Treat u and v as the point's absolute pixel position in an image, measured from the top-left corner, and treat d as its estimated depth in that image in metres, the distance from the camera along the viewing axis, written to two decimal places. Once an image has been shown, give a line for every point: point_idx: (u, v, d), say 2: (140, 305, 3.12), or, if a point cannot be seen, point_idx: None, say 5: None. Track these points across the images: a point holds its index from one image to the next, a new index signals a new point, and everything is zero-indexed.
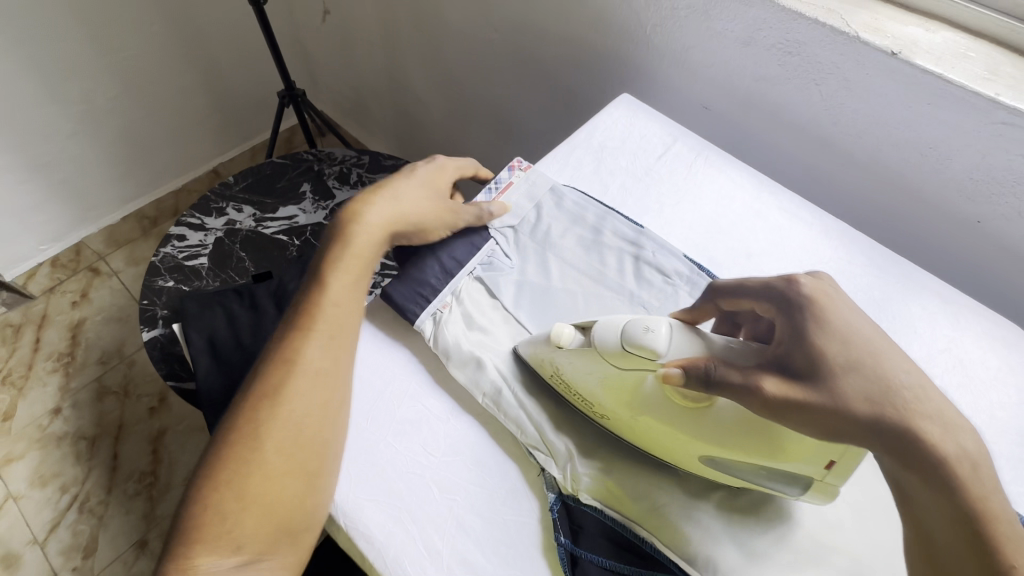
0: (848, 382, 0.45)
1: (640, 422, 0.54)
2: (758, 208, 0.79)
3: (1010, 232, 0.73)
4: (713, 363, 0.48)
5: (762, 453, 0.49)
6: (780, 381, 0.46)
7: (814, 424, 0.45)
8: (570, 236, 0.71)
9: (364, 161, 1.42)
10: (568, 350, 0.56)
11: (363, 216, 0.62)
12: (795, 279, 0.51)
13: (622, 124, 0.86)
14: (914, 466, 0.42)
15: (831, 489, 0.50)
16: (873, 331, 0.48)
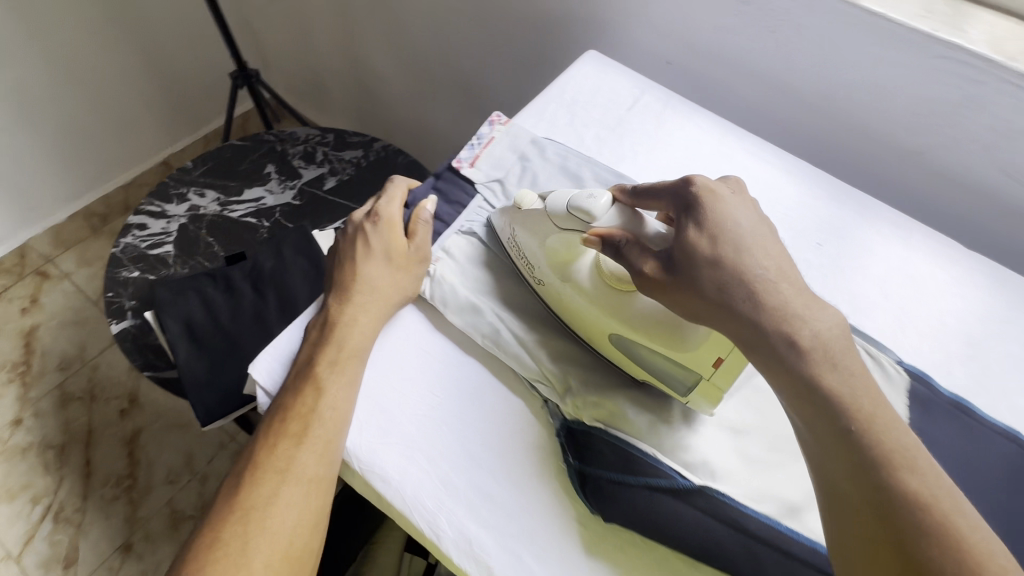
0: (706, 274, 0.50)
1: (564, 289, 0.61)
2: (724, 151, 0.83)
3: (948, 159, 0.80)
4: (624, 240, 0.55)
5: (660, 339, 0.56)
6: (657, 265, 0.53)
7: (677, 303, 0.52)
8: (556, 185, 0.73)
9: (329, 138, 1.39)
10: (524, 213, 0.64)
11: (372, 258, 0.63)
12: (695, 180, 0.55)
13: (591, 78, 0.89)
14: (760, 350, 0.48)
15: (717, 392, 0.55)
16: (747, 233, 0.51)
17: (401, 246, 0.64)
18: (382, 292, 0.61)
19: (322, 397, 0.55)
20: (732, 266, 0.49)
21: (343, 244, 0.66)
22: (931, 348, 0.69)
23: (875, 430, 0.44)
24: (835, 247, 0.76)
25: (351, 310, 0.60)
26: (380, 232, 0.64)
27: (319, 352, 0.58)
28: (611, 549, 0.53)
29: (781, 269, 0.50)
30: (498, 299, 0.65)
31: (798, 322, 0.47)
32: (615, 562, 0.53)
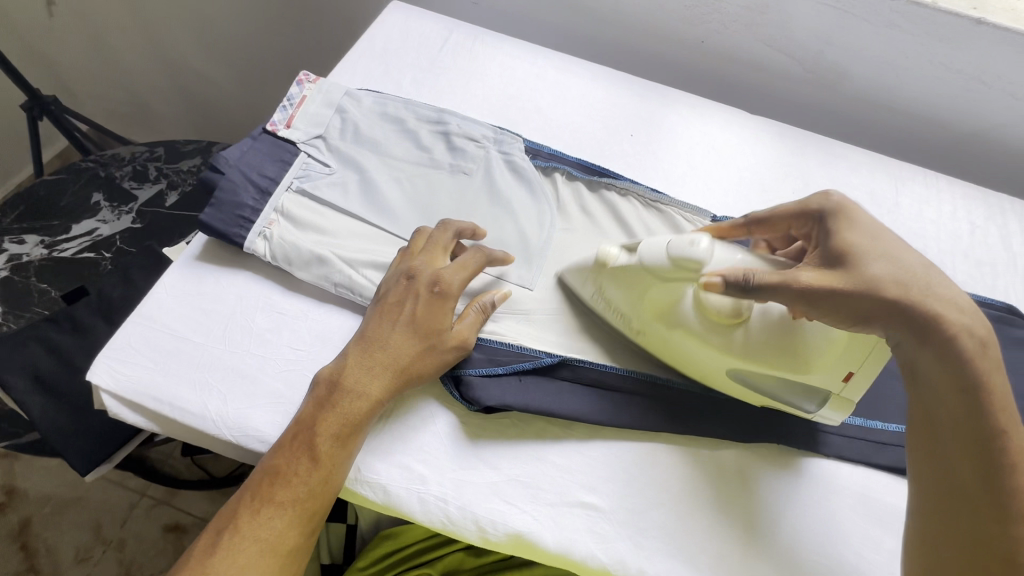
0: (879, 269, 0.49)
1: (675, 336, 0.58)
2: (536, 71, 0.88)
3: (722, 42, 0.92)
4: (754, 271, 0.52)
5: (790, 367, 0.54)
6: (817, 274, 0.50)
7: (842, 306, 0.49)
8: (379, 132, 0.74)
9: (159, 152, 1.30)
10: (613, 268, 0.60)
11: (404, 316, 0.57)
12: (828, 196, 0.57)
13: (398, 27, 0.90)
14: (932, 344, 0.47)
15: (847, 402, 0.56)
16: (897, 237, 0.52)
17: (444, 334, 0.57)
18: (404, 367, 0.55)
19: (318, 478, 0.51)
20: (896, 264, 0.50)
21: (390, 286, 0.58)
22: (732, 201, 0.80)
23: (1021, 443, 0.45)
24: (646, 135, 0.84)
25: (364, 376, 0.54)
26: (433, 307, 0.57)
27: (324, 422, 0.52)
28: (496, 434, 0.58)
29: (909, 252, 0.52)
30: (344, 243, 0.65)
31: (962, 314, 0.48)
32: (502, 443, 0.57)
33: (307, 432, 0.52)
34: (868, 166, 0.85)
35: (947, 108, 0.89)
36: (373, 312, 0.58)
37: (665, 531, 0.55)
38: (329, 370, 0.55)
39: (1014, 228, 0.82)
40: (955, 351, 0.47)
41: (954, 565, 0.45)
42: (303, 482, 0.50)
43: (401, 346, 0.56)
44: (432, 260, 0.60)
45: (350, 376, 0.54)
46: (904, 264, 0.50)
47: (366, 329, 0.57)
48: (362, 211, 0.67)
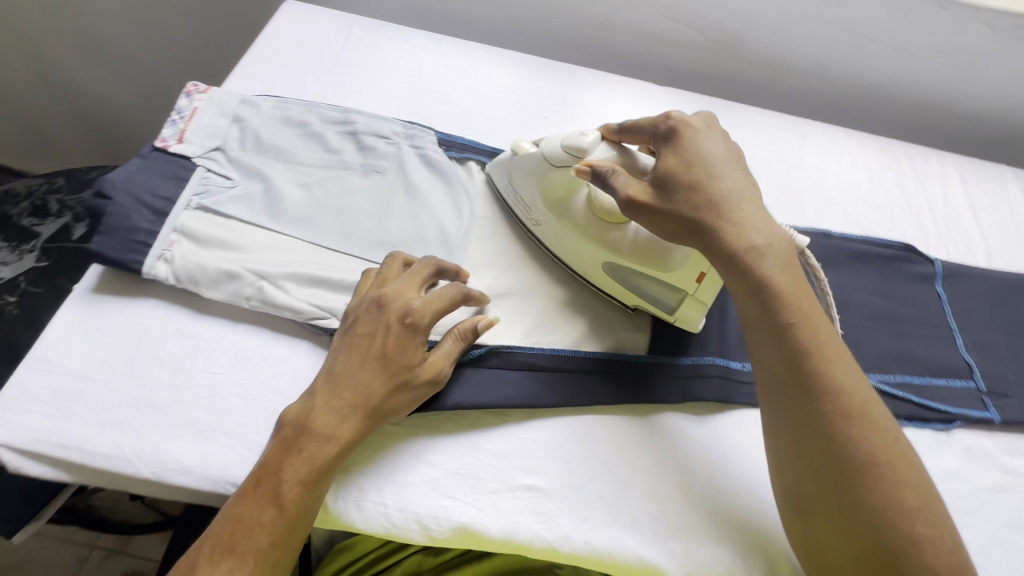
0: (681, 194, 0.53)
1: (560, 224, 0.64)
2: (444, 61, 0.87)
3: (625, 18, 0.93)
4: (614, 167, 0.56)
5: (647, 261, 0.59)
6: (643, 187, 0.55)
7: (656, 222, 0.54)
8: (282, 137, 0.71)
9: (59, 184, 1.21)
10: (521, 160, 0.66)
11: (370, 351, 0.54)
12: (670, 118, 0.58)
13: (295, 28, 0.86)
14: (721, 258, 0.53)
15: (701, 305, 0.61)
16: (713, 156, 0.55)
17: (415, 369, 0.54)
18: (371, 405, 0.52)
19: (283, 527, 0.48)
20: (696, 187, 0.53)
21: (359, 315, 0.56)
22: None
23: (812, 327, 0.50)
24: (559, 116, 0.85)
25: (332, 418, 0.51)
26: (403, 341, 0.54)
27: (288, 467, 0.49)
28: (431, 431, 0.57)
29: (717, 172, 0.55)
30: (254, 256, 0.62)
31: (746, 228, 0.53)
32: (437, 438, 0.57)
33: (271, 479, 0.48)
34: (772, 126, 0.89)
35: (837, 64, 0.94)
36: (338, 346, 0.55)
37: (607, 501, 0.56)
38: (296, 411, 0.52)
39: (907, 171, 0.88)
40: (738, 260, 0.52)
41: (788, 453, 0.50)
42: (266, 532, 0.47)
43: (368, 383, 0.53)
44: (403, 289, 0.57)
45: (318, 417, 0.51)
46: (706, 187, 0.54)
47: (335, 363, 0.54)
48: (271, 222, 0.65)
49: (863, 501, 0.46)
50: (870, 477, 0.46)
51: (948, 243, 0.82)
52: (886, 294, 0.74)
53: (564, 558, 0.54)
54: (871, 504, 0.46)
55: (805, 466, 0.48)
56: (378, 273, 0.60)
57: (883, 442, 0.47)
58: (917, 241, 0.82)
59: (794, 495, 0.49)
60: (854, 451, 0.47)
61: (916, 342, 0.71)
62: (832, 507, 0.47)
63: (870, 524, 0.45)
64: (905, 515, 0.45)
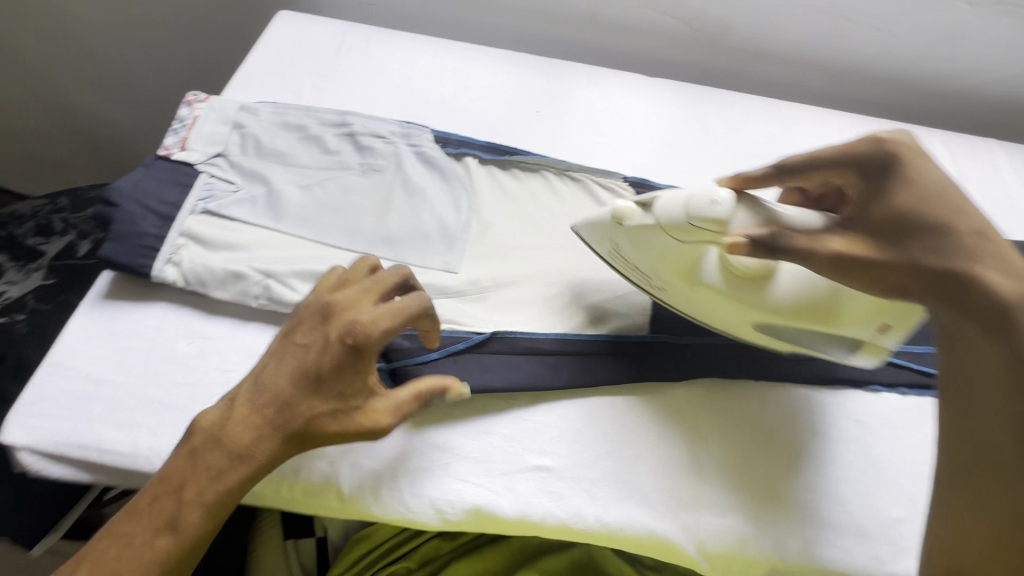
0: (919, 245, 0.49)
1: (695, 293, 0.58)
2: (437, 62, 0.89)
3: (611, 13, 0.95)
4: (776, 233, 0.51)
5: (818, 319, 0.55)
6: (847, 242, 0.51)
7: (871, 279, 0.50)
8: (282, 141, 0.73)
9: (62, 203, 1.22)
10: (630, 227, 0.58)
11: (301, 366, 0.49)
12: (882, 142, 0.53)
13: (290, 36, 0.88)
14: (973, 314, 0.47)
15: (881, 348, 0.58)
16: (951, 189, 0.51)
17: (349, 396, 0.50)
18: (293, 427, 0.48)
19: (178, 550, 0.44)
20: (943, 230, 0.49)
21: (302, 323, 0.51)
22: (640, 160, 0.83)
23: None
24: (552, 110, 0.86)
25: (249, 434, 0.47)
26: (339, 362, 0.49)
27: (194, 483, 0.46)
28: (442, 418, 0.58)
29: (952, 210, 0.50)
30: (259, 256, 0.64)
31: (1006, 271, 0.48)
32: (448, 425, 0.58)
33: (173, 494, 0.45)
34: (761, 111, 0.91)
35: (821, 48, 0.96)
36: (272, 353, 0.51)
37: (617, 478, 0.57)
38: (217, 417, 0.49)
39: None
40: (1002, 320, 0.46)
41: (978, 520, 0.47)
42: (154, 555, 0.44)
43: (296, 403, 0.48)
44: (355, 300, 0.52)
45: (234, 431, 0.47)
46: (945, 231, 0.49)
47: (266, 369, 0.50)
48: (274, 223, 0.67)
49: None
50: None
51: None
52: None
53: (576, 535, 0.55)
54: None
55: (1004, 540, 0.46)
56: (340, 275, 0.55)
57: None
58: None
59: (951, 559, 0.48)
60: None
61: None
62: None
63: None
64: None
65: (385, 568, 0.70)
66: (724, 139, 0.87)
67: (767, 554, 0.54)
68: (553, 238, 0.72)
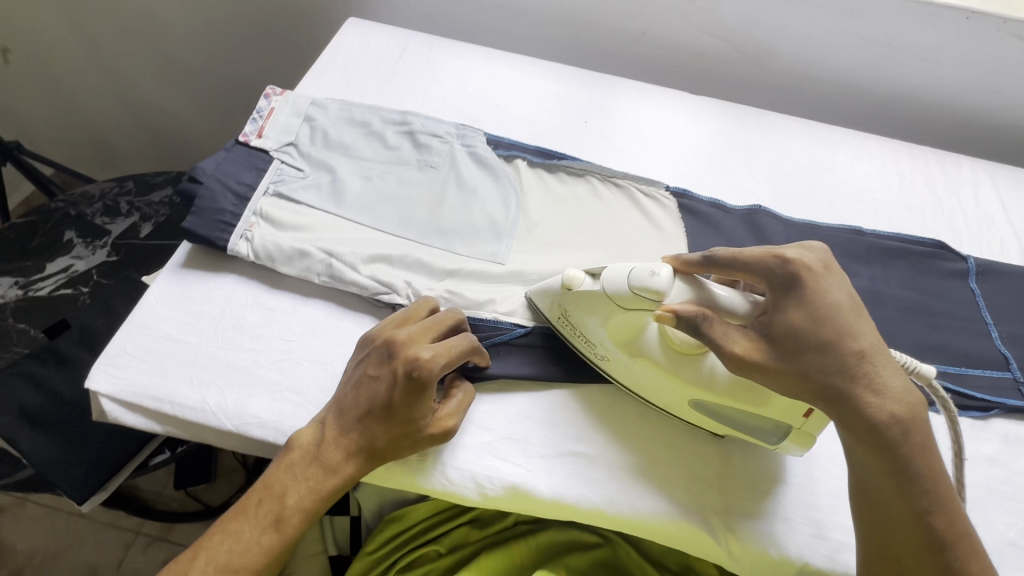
0: (811, 360, 0.49)
1: (636, 363, 0.58)
2: (492, 71, 0.94)
3: (660, 33, 1.00)
4: (706, 315, 0.50)
5: (750, 400, 0.54)
6: (750, 342, 0.50)
7: (772, 379, 0.50)
8: (348, 135, 0.78)
9: (129, 186, 1.30)
10: (577, 294, 0.58)
11: (379, 396, 0.53)
12: (787, 259, 0.51)
13: (358, 40, 0.95)
14: (859, 435, 0.49)
15: (807, 437, 0.55)
16: (847, 311, 0.50)
17: (424, 422, 0.54)
18: (377, 449, 0.54)
19: (277, 550, 0.52)
20: (833, 351, 0.49)
21: (370, 356, 0.55)
22: (682, 172, 0.86)
23: (952, 518, 0.48)
24: (599, 121, 0.90)
25: (339, 456, 0.53)
26: (409, 396, 0.53)
27: (295, 491, 0.53)
28: (484, 398, 0.62)
29: (852, 330, 0.49)
30: (323, 237, 0.69)
31: (890, 396, 0.48)
32: (489, 406, 0.61)
33: (276, 500, 0.52)
34: (803, 131, 0.93)
35: (867, 73, 0.98)
36: (353, 383, 0.55)
37: (648, 469, 0.59)
38: (310, 436, 0.55)
39: (938, 174, 0.91)
40: (881, 442, 0.48)
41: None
42: (262, 552, 0.51)
43: (376, 429, 0.53)
44: (417, 336, 0.55)
45: (327, 452, 0.53)
46: (836, 348, 0.49)
47: (346, 399, 0.55)
48: (337, 209, 0.71)
49: None
50: None
51: (980, 243, 0.84)
52: (920, 289, 0.76)
53: (609, 520, 0.57)
54: None
55: None
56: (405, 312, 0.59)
57: None
58: (949, 240, 0.84)
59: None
60: None
61: (951, 334, 0.72)
62: None
63: None
64: None
65: (415, 550, 0.72)
66: (766, 157, 0.90)
67: (795, 555, 0.55)
68: (596, 239, 0.75)
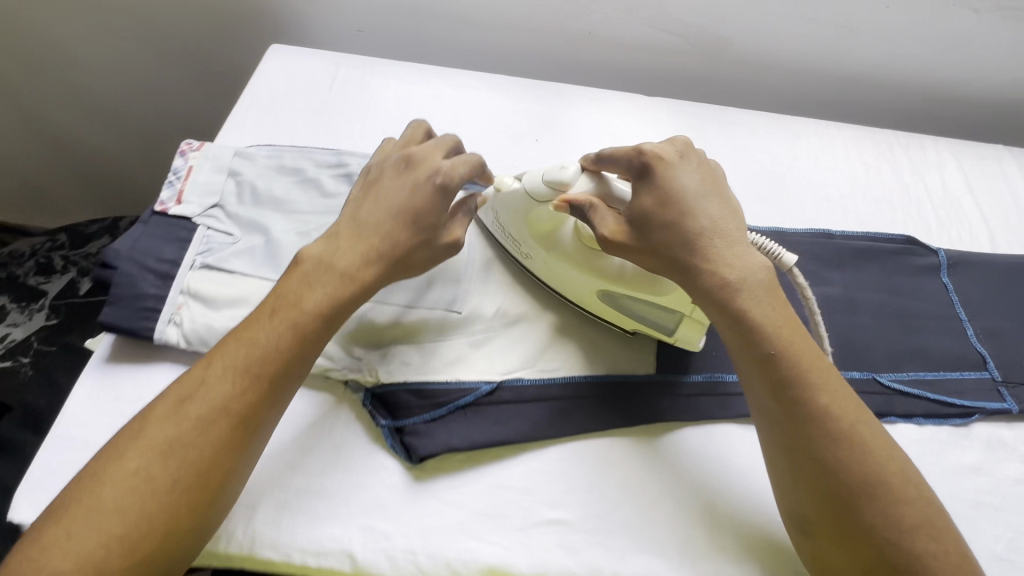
0: (658, 238, 0.53)
1: (550, 257, 0.62)
2: (433, 92, 0.87)
3: (608, 32, 0.94)
4: (592, 202, 0.55)
5: (644, 286, 0.59)
6: (618, 226, 0.55)
7: (633, 261, 0.55)
8: (279, 187, 0.72)
9: (62, 240, 1.21)
10: (504, 196, 0.64)
11: (396, 202, 0.56)
12: (643, 151, 0.56)
13: (283, 70, 0.87)
14: (703, 295, 0.53)
15: (700, 322, 0.60)
16: (693, 193, 0.54)
17: (441, 225, 0.58)
18: (400, 256, 0.56)
19: (298, 356, 0.51)
20: (677, 227, 0.53)
21: (386, 172, 0.58)
22: None
23: (797, 359, 0.51)
24: (550, 136, 0.85)
25: (356, 259, 0.55)
26: (432, 198, 0.57)
27: (312, 298, 0.53)
28: (451, 471, 0.57)
29: (710, 211, 0.54)
30: None
31: (725, 263, 0.53)
32: (457, 480, 0.57)
33: (292, 308, 0.52)
34: (764, 127, 0.89)
35: (824, 57, 0.94)
36: (362, 198, 0.58)
37: (627, 527, 0.56)
38: (320, 251, 0.55)
39: (902, 159, 0.88)
40: (721, 299, 0.52)
41: (788, 479, 0.51)
42: (279, 357, 0.50)
43: (400, 231, 0.56)
44: (429, 151, 0.59)
45: (346, 259, 0.55)
46: (687, 223, 0.53)
47: (360, 211, 0.57)
48: (274, 272, 0.65)
49: (846, 492, 0.48)
50: (867, 500, 0.47)
51: (950, 232, 0.82)
52: (892, 290, 0.74)
53: None
54: (866, 508, 0.47)
55: (798, 481, 0.50)
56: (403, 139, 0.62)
57: (875, 449, 0.49)
58: (918, 231, 0.81)
59: (801, 518, 0.51)
60: (850, 474, 0.48)
61: (929, 336, 0.70)
62: (830, 516, 0.48)
63: (854, 518, 0.47)
64: (887, 508, 0.47)
65: None
66: (728, 159, 0.86)
67: None
68: None
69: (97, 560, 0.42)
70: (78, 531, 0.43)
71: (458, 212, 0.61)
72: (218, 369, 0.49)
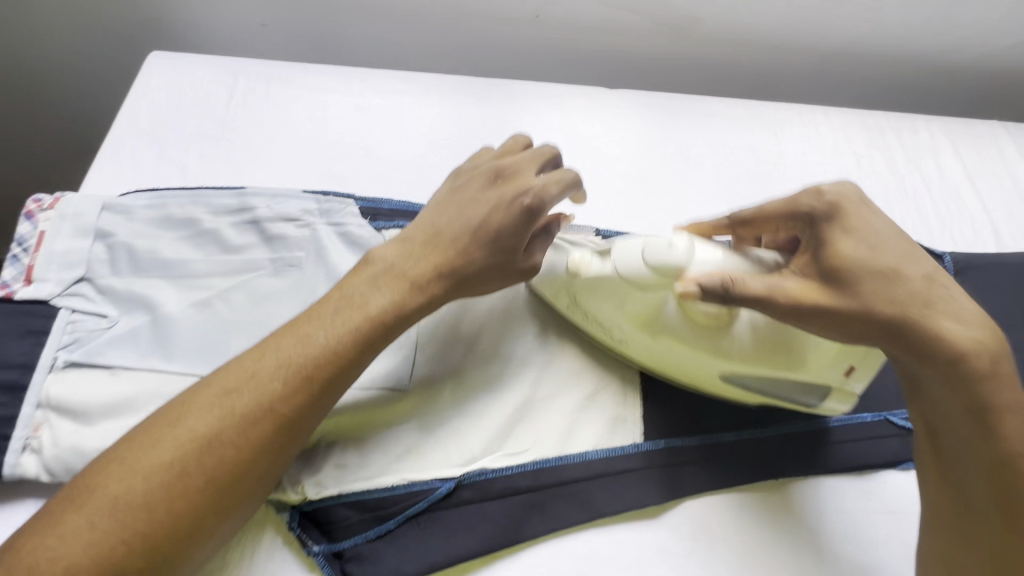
0: (869, 290, 0.43)
1: (658, 343, 0.51)
2: (356, 102, 0.72)
3: (560, 13, 0.80)
4: (735, 277, 0.45)
5: (783, 366, 0.49)
6: (802, 283, 0.44)
7: (830, 326, 0.44)
8: (165, 246, 0.57)
9: None
10: (586, 280, 0.51)
11: (475, 215, 0.49)
12: (821, 191, 0.48)
13: (166, 85, 0.71)
14: (938, 367, 0.42)
15: (851, 394, 0.51)
16: (894, 237, 0.45)
17: (518, 250, 0.48)
18: (469, 272, 0.48)
19: (343, 370, 0.44)
20: (893, 280, 0.43)
21: (476, 181, 0.51)
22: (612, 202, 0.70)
23: None
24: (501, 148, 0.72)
25: (421, 266, 0.48)
26: (513, 218, 0.48)
27: (376, 301, 0.46)
28: None
29: (922, 264, 0.45)
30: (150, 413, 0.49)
31: (967, 332, 0.42)
32: None
33: (355, 310, 0.45)
34: (744, 118, 0.78)
35: (805, 31, 0.82)
36: (439, 205, 0.51)
37: None
38: (392, 253, 0.48)
39: (895, 147, 0.79)
40: (962, 375, 0.42)
41: None
42: (328, 362, 0.43)
43: (472, 245, 0.48)
44: (523, 167, 0.51)
45: (414, 264, 0.48)
46: (899, 275, 0.44)
47: (442, 218, 0.50)
48: (163, 363, 0.51)
49: None
50: None
51: (952, 229, 0.73)
52: None
53: None
54: None
55: None
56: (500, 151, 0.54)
57: None
58: (919, 231, 0.73)
59: None
60: None
61: None
62: None
63: None
64: None
65: None
66: (707, 161, 0.74)
67: None
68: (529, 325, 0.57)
69: (116, 557, 0.36)
70: (78, 519, 0.37)
71: (542, 233, 0.51)
72: (266, 360, 0.43)
